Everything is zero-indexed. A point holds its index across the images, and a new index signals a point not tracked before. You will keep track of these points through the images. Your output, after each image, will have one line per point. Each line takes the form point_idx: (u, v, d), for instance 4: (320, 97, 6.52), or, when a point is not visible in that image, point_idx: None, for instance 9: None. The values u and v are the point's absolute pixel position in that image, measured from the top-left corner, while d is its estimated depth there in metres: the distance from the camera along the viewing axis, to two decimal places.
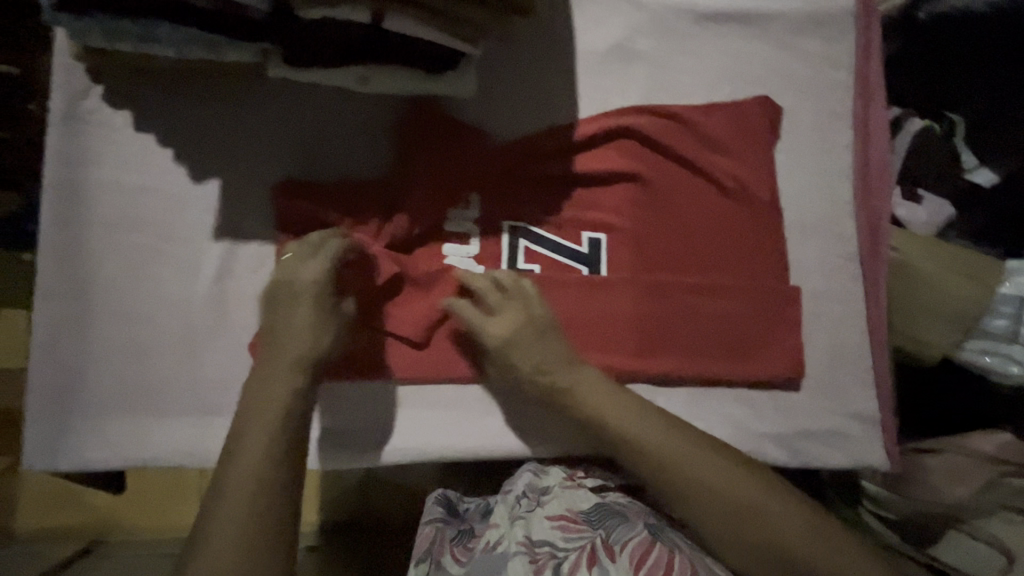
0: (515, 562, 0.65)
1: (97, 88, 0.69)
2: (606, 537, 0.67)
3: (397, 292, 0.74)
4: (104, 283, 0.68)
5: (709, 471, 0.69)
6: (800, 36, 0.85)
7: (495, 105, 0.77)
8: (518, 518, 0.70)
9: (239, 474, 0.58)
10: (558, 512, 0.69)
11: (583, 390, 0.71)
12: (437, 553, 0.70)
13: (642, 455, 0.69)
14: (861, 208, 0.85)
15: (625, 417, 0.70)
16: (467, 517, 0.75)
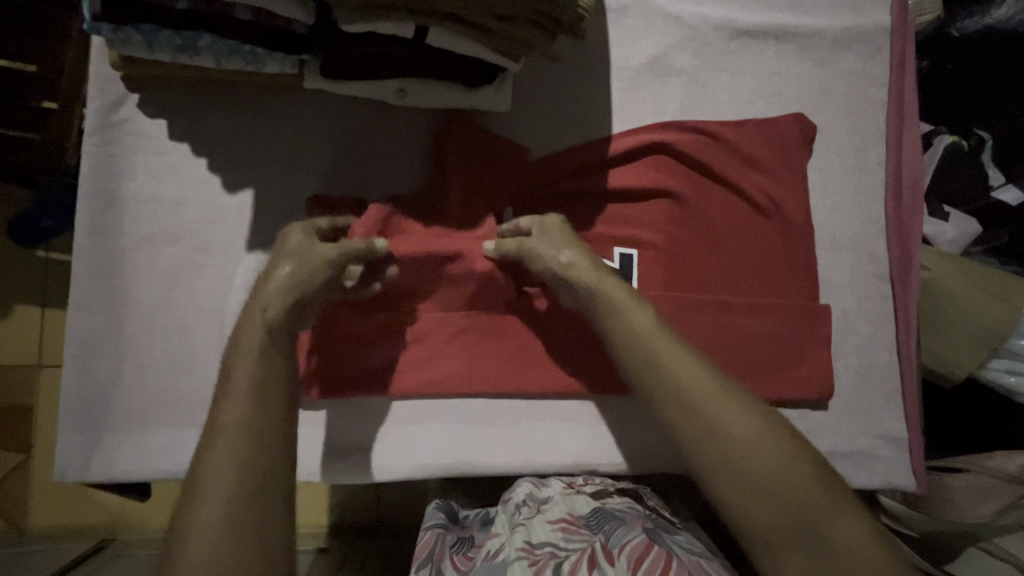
0: (515, 566, 0.61)
1: (133, 96, 0.68)
2: (605, 540, 0.62)
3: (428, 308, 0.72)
4: (139, 294, 0.68)
5: (805, 488, 0.53)
6: (835, 53, 0.85)
7: (530, 119, 0.77)
8: (517, 524, 0.67)
9: (214, 468, 0.45)
10: (557, 517, 0.67)
11: (662, 357, 0.59)
12: (436, 558, 0.67)
13: (719, 451, 0.55)
14: (893, 226, 0.84)
15: (705, 400, 0.57)
16: (468, 527, 0.74)
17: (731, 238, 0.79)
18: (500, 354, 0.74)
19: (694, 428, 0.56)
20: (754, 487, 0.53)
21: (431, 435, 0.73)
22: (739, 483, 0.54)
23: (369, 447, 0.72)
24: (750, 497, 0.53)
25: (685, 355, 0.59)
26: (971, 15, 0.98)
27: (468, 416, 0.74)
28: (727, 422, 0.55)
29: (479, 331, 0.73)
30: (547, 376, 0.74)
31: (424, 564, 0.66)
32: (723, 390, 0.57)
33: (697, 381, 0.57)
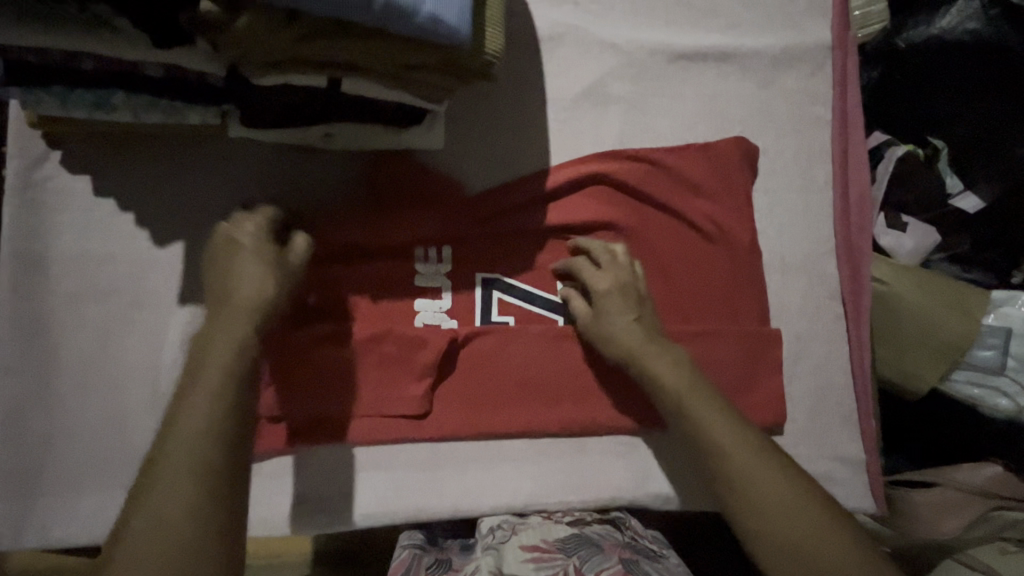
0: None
1: (55, 154, 0.67)
2: (580, 566, 0.65)
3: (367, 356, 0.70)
4: (70, 355, 0.67)
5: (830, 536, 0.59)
6: (776, 73, 0.84)
7: (466, 155, 0.76)
8: (491, 548, 0.68)
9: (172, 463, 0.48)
10: (532, 543, 0.67)
11: (698, 413, 0.66)
12: None
13: (754, 500, 0.61)
14: (843, 245, 0.83)
15: (737, 453, 0.63)
16: (446, 549, 0.74)
17: (675, 265, 0.78)
18: (444, 395, 0.72)
19: (729, 480, 0.63)
20: (784, 535, 0.59)
21: (374, 483, 0.71)
22: (772, 530, 0.60)
23: (312, 499, 0.70)
24: (782, 543, 0.59)
25: (719, 419, 0.65)
26: (916, 25, 0.97)
27: (411, 461, 0.72)
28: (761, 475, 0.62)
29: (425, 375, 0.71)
30: (490, 416, 0.73)
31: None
32: (754, 445, 0.64)
33: (731, 435, 0.64)
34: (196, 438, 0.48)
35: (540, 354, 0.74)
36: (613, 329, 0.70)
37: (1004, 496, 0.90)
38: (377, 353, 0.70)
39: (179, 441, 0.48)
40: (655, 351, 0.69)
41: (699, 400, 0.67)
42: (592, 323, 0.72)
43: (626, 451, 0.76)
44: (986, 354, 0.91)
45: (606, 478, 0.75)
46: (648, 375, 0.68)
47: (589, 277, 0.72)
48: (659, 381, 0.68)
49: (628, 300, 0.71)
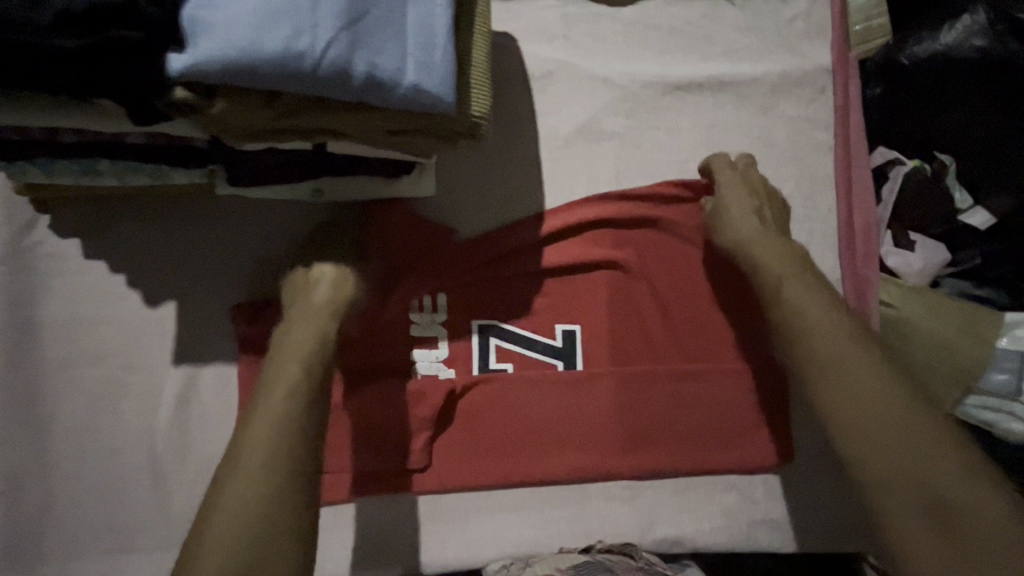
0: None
1: (43, 218, 0.67)
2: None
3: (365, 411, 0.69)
4: (65, 422, 0.66)
5: (912, 421, 0.54)
6: (775, 100, 0.82)
7: (460, 199, 0.74)
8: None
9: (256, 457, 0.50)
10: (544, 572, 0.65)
11: (795, 296, 0.63)
12: None
13: (839, 379, 0.57)
14: (849, 275, 0.81)
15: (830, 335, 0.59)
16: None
17: (677, 306, 0.75)
18: (444, 446, 0.71)
19: (825, 358, 0.59)
20: (864, 418, 0.55)
21: (376, 537, 0.71)
22: (855, 414, 0.55)
23: (315, 555, 0.70)
24: (862, 425, 0.55)
25: (817, 304, 0.62)
26: (919, 41, 0.93)
27: (412, 514, 0.71)
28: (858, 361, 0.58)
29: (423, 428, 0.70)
30: (492, 465, 0.72)
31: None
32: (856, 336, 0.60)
33: (825, 323, 0.60)
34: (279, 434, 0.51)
35: (540, 401, 0.72)
36: (731, 213, 0.71)
37: None
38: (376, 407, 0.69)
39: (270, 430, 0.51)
40: (770, 239, 0.68)
41: (799, 282, 0.64)
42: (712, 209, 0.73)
43: (630, 495, 0.75)
44: (1002, 377, 0.88)
45: (610, 524, 0.74)
46: (754, 254, 0.68)
47: (718, 172, 0.74)
48: (769, 262, 0.66)
49: (751, 192, 0.73)
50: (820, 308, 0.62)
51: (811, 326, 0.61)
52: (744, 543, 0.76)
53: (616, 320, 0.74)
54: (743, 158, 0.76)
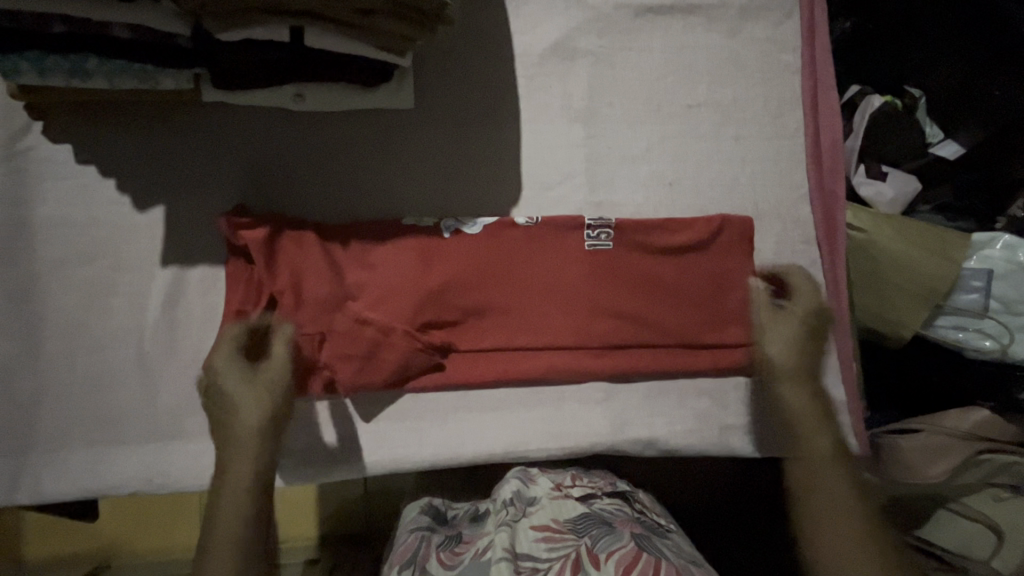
0: (499, 566, 0.66)
1: (38, 124, 0.70)
2: (591, 545, 0.69)
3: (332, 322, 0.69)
4: (56, 317, 0.69)
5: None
6: (745, 22, 0.84)
7: (436, 113, 0.77)
8: (504, 524, 0.74)
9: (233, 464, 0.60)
10: (542, 524, 0.73)
11: (802, 416, 0.68)
12: (420, 558, 0.74)
13: (833, 497, 0.62)
14: (815, 190, 0.83)
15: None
16: (456, 525, 0.82)
17: (646, 219, 0.79)
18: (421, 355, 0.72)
19: (818, 482, 0.63)
20: (832, 526, 0.60)
21: (360, 433, 0.74)
22: None
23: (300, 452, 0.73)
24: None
25: (837, 476, 0.63)
26: None
27: (396, 413, 0.75)
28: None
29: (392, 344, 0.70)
30: (473, 367, 0.75)
31: (409, 564, 0.73)
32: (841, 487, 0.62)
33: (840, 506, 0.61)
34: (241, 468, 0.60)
35: (512, 306, 0.75)
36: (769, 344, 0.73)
37: (991, 439, 0.91)
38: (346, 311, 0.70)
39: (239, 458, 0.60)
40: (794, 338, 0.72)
41: (810, 414, 0.68)
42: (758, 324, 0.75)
43: (605, 398, 0.77)
44: (970, 297, 0.91)
45: (585, 425, 0.77)
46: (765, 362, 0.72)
47: (769, 324, 0.74)
48: (775, 362, 0.72)
49: (795, 325, 0.73)
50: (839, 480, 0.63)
51: (819, 469, 0.64)
52: (715, 446, 0.78)
53: (590, 226, 0.77)
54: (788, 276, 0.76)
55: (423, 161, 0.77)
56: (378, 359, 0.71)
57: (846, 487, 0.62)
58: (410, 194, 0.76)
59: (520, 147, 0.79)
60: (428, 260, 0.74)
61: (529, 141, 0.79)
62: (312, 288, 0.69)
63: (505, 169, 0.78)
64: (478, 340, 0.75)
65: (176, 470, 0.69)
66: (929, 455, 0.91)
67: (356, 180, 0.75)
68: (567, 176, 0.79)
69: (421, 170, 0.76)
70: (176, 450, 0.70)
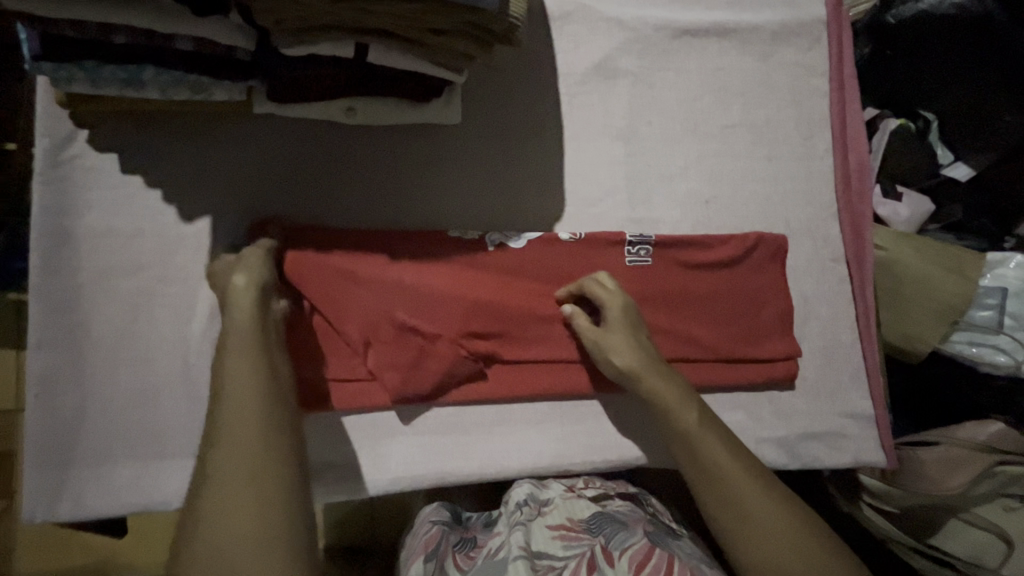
0: (515, 565, 0.67)
1: (83, 132, 0.68)
2: (606, 542, 0.69)
3: (385, 336, 0.70)
4: (99, 329, 0.68)
5: None
6: (776, 47, 0.87)
7: (482, 129, 0.78)
8: (519, 523, 0.73)
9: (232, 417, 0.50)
10: (558, 522, 0.73)
11: (698, 442, 0.67)
12: (440, 554, 0.72)
13: (750, 513, 0.63)
14: (844, 210, 0.86)
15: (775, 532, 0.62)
16: (472, 528, 0.80)
17: (685, 234, 0.80)
18: (465, 362, 0.72)
19: (732, 497, 0.64)
20: (760, 540, 0.62)
21: (403, 446, 0.74)
22: None
23: (340, 466, 0.72)
24: None
25: (750, 485, 0.64)
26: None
27: (438, 426, 0.75)
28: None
29: (438, 355, 0.72)
30: (516, 377, 0.75)
31: (430, 559, 0.72)
32: (759, 490, 0.64)
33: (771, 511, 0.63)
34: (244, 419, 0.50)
35: (558, 321, 0.76)
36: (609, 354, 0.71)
37: (1007, 451, 0.93)
38: (392, 322, 0.70)
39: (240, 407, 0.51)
40: (661, 370, 0.71)
41: (704, 436, 0.67)
42: (592, 341, 0.73)
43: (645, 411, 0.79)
44: (984, 314, 0.95)
45: (626, 438, 0.78)
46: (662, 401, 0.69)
47: (608, 344, 0.71)
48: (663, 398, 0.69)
49: (626, 328, 0.72)
50: (757, 489, 0.64)
51: (730, 482, 0.65)
52: None
53: (630, 241, 0.78)
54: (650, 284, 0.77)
55: (469, 175, 0.77)
56: (426, 372, 0.71)
57: (764, 495, 0.64)
58: (456, 207, 0.77)
59: (562, 163, 0.80)
60: (471, 271, 0.75)
61: (571, 158, 0.80)
62: (356, 299, 0.70)
63: (547, 186, 0.79)
64: (522, 350, 0.75)
65: None
66: (947, 466, 0.93)
67: (399, 193, 0.76)
68: (608, 193, 0.81)
69: (467, 184, 0.77)
70: None
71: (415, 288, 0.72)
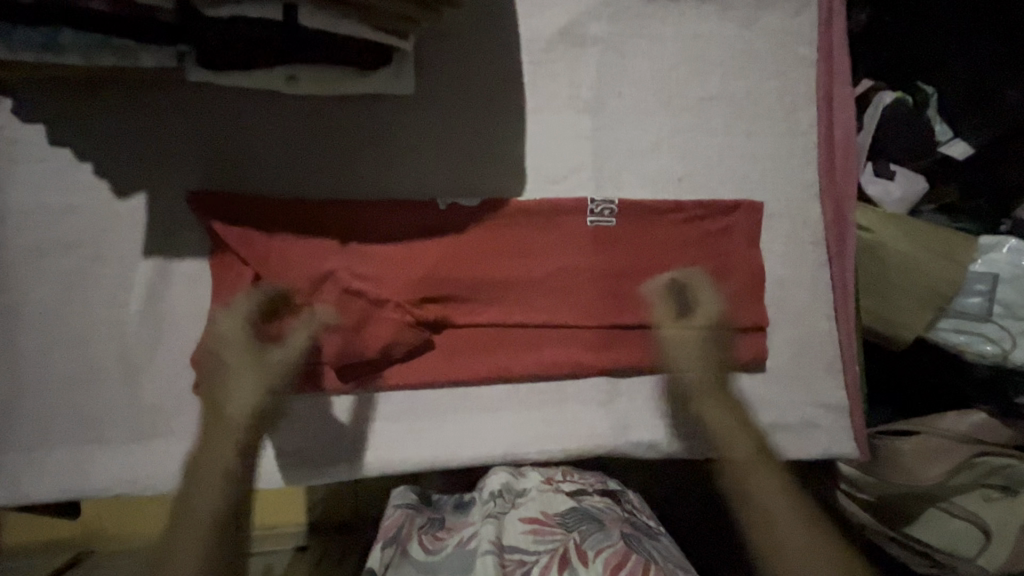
0: (484, 559, 0.65)
1: (5, 101, 0.64)
2: (580, 541, 0.68)
3: (329, 311, 0.67)
4: (31, 310, 0.65)
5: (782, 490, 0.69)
6: (762, 12, 0.81)
7: (438, 99, 0.73)
8: (491, 516, 0.72)
9: (233, 382, 0.66)
10: (531, 516, 0.73)
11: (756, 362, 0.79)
12: (404, 539, 0.71)
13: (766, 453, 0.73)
14: (828, 189, 0.81)
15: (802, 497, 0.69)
16: (441, 509, 0.80)
17: (651, 199, 0.77)
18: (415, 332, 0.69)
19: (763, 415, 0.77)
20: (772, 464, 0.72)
21: (353, 431, 0.71)
22: (772, 500, 0.68)
23: (291, 453, 0.70)
24: (770, 490, 0.69)
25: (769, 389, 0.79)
26: None
27: (393, 412, 0.72)
28: (797, 503, 0.68)
29: (383, 331, 0.68)
30: (470, 363, 0.72)
31: (391, 542, 0.71)
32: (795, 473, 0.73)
33: (747, 425, 0.72)
34: (245, 389, 0.66)
35: (518, 303, 0.73)
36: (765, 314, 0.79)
37: (989, 442, 0.92)
38: (335, 298, 0.67)
39: (244, 377, 0.66)
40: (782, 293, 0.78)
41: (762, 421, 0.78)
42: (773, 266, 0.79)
43: (608, 399, 0.76)
44: (972, 300, 0.91)
45: (587, 426, 0.75)
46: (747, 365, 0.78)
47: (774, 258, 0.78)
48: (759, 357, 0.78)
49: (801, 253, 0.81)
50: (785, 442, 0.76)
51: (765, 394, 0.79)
52: (718, 448, 0.77)
53: (593, 201, 0.74)
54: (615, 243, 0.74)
55: (424, 150, 0.73)
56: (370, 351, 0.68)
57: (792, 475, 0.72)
58: (410, 184, 0.72)
59: (524, 138, 0.75)
60: (423, 244, 0.71)
61: (534, 131, 0.75)
62: (297, 264, 0.67)
63: (506, 162, 0.74)
64: (476, 330, 0.72)
65: (161, 471, 0.66)
66: (925, 456, 0.91)
67: (347, 169, 0.71)
68: (574, 170, 0.76)
69: (422, 159, 0.73)
70: (161, 451, 0.67)
71: (361, 255, 0.69)
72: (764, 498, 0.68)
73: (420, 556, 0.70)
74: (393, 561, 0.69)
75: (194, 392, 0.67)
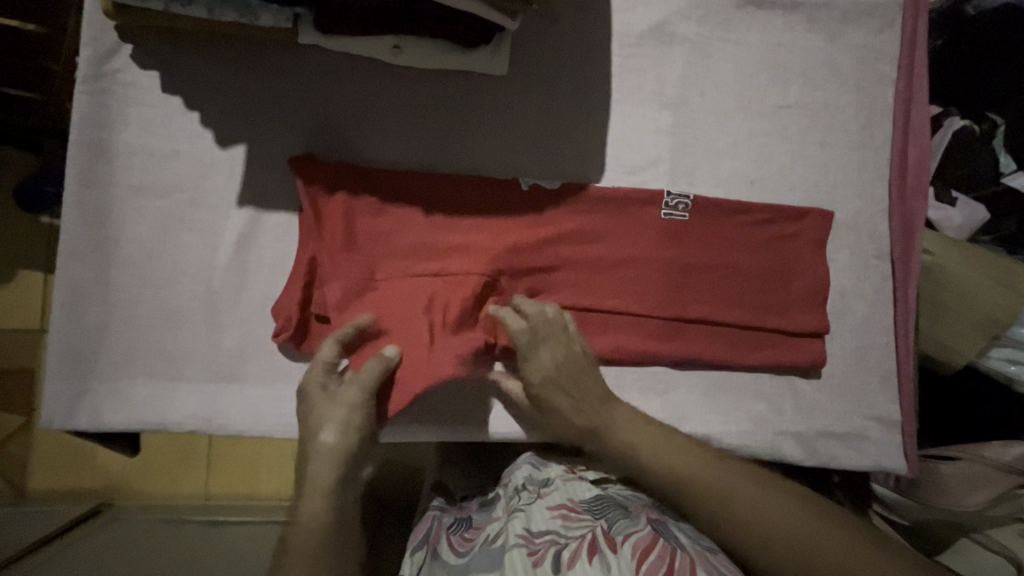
0: (511, 552, 0.62)
1: (126, 46, 0.67)
2: (608, 528, 0.63)
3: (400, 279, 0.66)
4: (128, 246, 0.68)
5: (740, 486, 0.65)
6: (846, 26, 0.82)
7: (528, 82, 0.75)
8: (516, 509, 0.69)
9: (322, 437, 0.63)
10: (557, 503, 0.68)
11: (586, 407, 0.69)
12: (432, 539, 0.70)
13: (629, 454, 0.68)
14: (897, 206, 0.82)
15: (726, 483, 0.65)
16: (467, 509, 0.78)
17: (722, 198, 0.78)
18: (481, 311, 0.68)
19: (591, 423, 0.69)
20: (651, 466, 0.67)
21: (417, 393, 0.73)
22: (736, 509, 0.63)
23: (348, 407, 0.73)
24: (717, 497, 0.64)
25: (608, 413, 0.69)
26: None
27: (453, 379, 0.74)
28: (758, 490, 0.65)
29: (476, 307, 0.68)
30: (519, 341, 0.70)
31: (421, 545, 0.69)
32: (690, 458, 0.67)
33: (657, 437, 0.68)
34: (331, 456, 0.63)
35: (593, 282, 0.73)
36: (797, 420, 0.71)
37: None
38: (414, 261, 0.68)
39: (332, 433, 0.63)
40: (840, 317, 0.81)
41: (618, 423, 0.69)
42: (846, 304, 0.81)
43: (663, 389, 0.77)
44: None
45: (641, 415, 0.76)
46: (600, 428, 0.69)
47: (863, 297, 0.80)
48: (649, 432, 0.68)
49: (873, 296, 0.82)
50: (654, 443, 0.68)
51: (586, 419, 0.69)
52: (768, 449, 0.78)
53: (669, 193, 0.76)
54: (685, 238, 0.76)
55: (510, 128, 0.75)
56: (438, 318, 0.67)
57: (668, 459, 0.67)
58: (494, 160, 0.75)
59: (605, 127, 0.77)
60: (502, 218, 0.72)
61: (616, 123, 0.77)
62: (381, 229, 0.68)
63: (586, 149, 0.77)
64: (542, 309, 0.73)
65: (233, 413, 0.69)
66: (970, 484, 0.87)
67: (435, 143, 0.74)
68: (651, 162, 0.78)
69: (508, 138, 0.75)
70: (235, 393, 0.69)
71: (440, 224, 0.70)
72: (728, 511, 0.63)
73: (450, 557, 0.67)
74: (425, 565, 0.67)
75: (272, 340, 0.69)
